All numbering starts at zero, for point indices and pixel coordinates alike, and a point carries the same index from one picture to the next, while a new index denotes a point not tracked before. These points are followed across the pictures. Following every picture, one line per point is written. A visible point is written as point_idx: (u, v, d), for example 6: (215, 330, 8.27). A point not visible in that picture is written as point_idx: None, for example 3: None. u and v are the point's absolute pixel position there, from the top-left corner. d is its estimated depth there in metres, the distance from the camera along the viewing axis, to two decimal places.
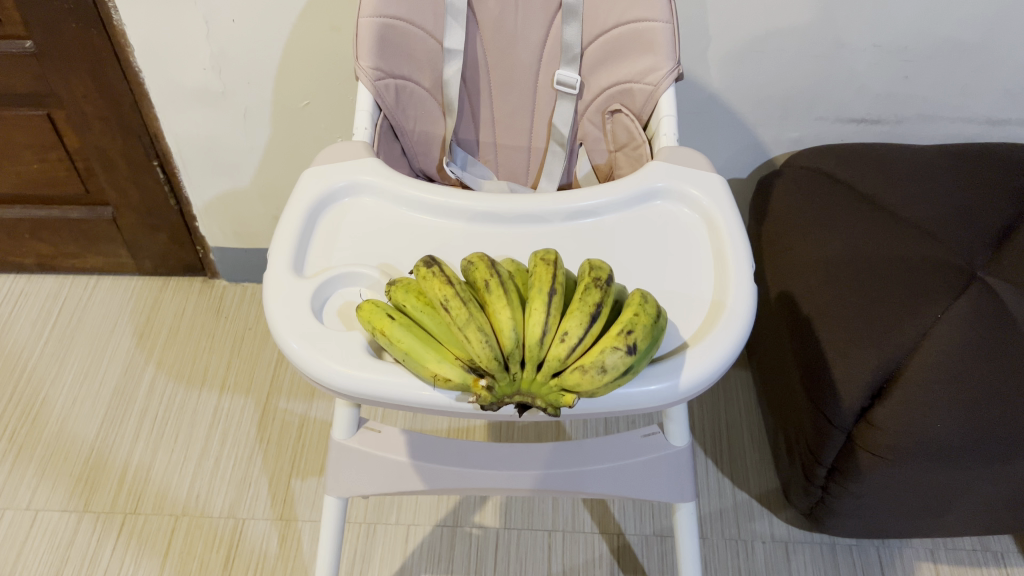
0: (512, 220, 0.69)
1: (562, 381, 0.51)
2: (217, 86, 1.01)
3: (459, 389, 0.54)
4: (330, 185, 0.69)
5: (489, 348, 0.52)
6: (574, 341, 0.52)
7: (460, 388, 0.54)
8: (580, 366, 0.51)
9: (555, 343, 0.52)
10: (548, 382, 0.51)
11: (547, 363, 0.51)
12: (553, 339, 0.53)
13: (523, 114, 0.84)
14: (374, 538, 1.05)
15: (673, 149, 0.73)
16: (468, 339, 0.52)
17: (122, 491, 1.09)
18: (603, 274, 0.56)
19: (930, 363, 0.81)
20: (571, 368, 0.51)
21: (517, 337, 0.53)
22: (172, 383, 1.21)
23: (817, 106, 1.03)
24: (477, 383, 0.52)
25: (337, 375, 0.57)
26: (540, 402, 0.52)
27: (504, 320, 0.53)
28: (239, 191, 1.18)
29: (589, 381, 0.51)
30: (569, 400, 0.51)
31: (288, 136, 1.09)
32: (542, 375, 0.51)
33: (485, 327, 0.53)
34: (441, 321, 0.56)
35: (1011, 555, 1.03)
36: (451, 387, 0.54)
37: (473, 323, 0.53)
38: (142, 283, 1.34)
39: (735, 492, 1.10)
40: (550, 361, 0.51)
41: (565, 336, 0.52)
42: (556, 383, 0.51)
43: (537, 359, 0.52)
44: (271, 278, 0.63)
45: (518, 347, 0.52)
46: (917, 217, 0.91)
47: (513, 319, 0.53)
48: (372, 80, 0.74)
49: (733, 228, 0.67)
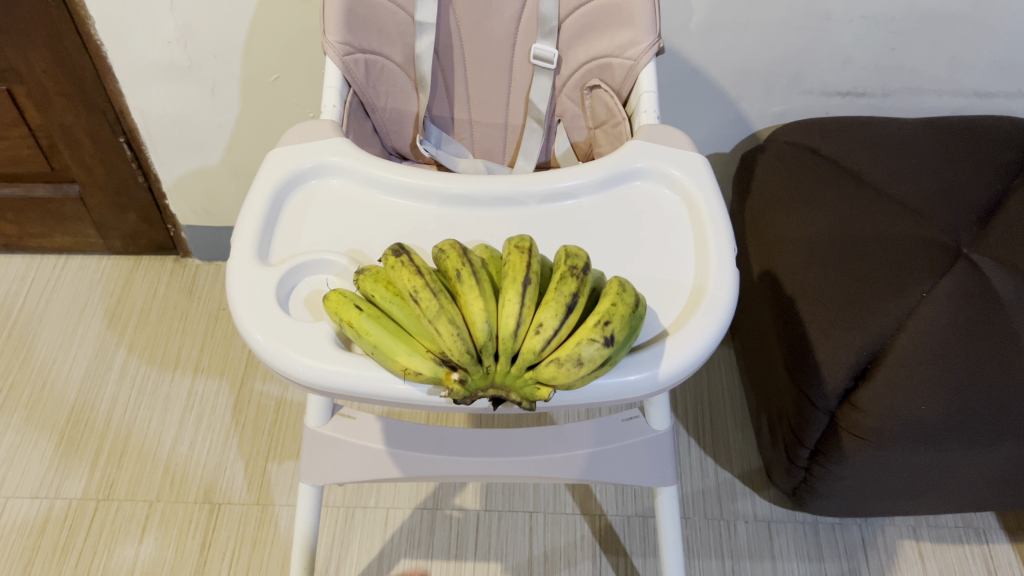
0: (483, 202, 0.66)
1: (536, 375, 0.50)
2: (183, 60, 0.98)
3: (431, 382, 0.52)
4: (296, 167, 0.66)
5: (460, 341, 0.50)
6: (549, 334, 0.50)
7: (431, 381, 0.52)
8: (555, 358, 0.50)
9: (529, 335, 0.50)
10: (523, 374, 0.50)
11: (522, 356, 0.50)
12: (527, 330, 0.51)
13: (499, 90, 0.81)
14: (353, 523, 1.04)
15: (652, 126, 0.70)
16: (439, 332, 0.50)
17: (94, 477, 1.07)
18: (579, 261, 0.54)
19: (914, 345, 0.80)
20: (546, 361, 0.50)
21: (491, 330, 0.51)
22: (144, 366, 1.18)
23: (801, 79, 1.00)
24: (449, 375, 0.50)
25: (304, 369, 0.55)
26: (515, 395, 0.50)
27: (477, 311, 0.51)
28: (209, 169, 1.15)
29: (565, 374, 0.50)
30: (544, 393, 0.50)
31: (258, 110, 1.06)
32: (517, 368, 0.50)
33: (456, 319, 0.51)
34: (412, 313, 0.54)
35: (992, 532, 1.03)
36: (423, 381, 0.52)
37: (444, 316, 0.51)
38: (112, 263, 1.30)
39: (718, 471, 1.08)
40: (525, 354, 0.50)
41: (539, 328, 0.50)
42: (531, 376, 0.50)
43: (511, 351, 0.50)
44: (234, 266, 0.60)
45: (492, 339, 0.50)
46: (902, 194, 0.90)
47: (485, 311, 0.51)
48: (341, 56, 0.71)
49: (714, 211, 0.64)
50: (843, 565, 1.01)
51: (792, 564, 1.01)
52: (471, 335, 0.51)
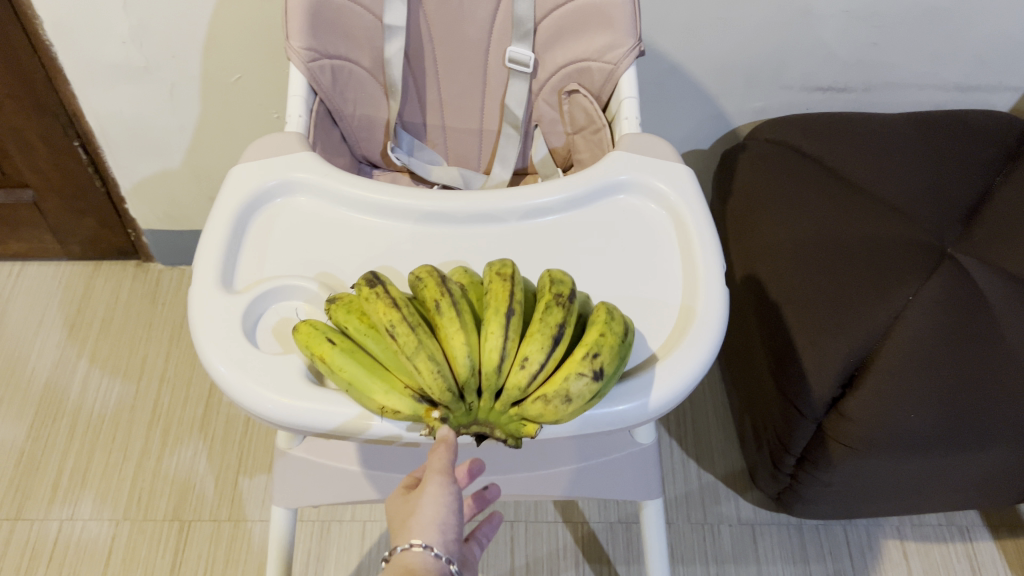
0: (461, 219, 0.63)
1: (522, 412, 0.47)
2: (139, 61, 0.93)
3: (410, 419, 0.49)
4: (261, 184, 0.62)
5: (441, 378, 0.47)
6: (535, 368, 0.47)
7: (411, 418, 0.49)
8: (542, 395, 0.47)
9: (513, 371, 0.47)
10: (508, 412, 0.48)
11: (506, 393, 0.47)
12: (512, 364, 0.48)
13: (473, 94, 0.77)
14: (330, 537, 1.01)
15: (635, 135, 0.67)
16: (418, 369, 0.47)
17: (57, 496, 1.03)
18: (565, 288, 0.51)
19: (902, 349, 0.78)
20: (532, 398, 0.47)
21: (473, 364, 0.47)
22: (107, 377, 1.14)
23: (782, 74, 0.98)
24: (428, 414, 0.48)
25: (270, 406, 0.52)
26: (500, 432, 0.48)
27: (458, 346, 0.48)
28: (170, 172, 1.10)
29: (553, 412, 0.47)
30: (530, 430, 0.47)
31: (220, 112, 1.01)
32: (501, 404, 0.48)
33: (435, 355, 0.48)
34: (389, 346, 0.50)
35: (976, 529, 1.03)
36: (402, 419, 0.49)
37: (423, 353, 0.47)
38: (71, 269, 1.25)
39: (700, 474, 1.07)
40: (510, 390, 0.47)
41: (525, 362, 0.47)
42: (517, 413, 0.48)
43: (495, 387, 0.48)
44: (196, 292, 0.56)
45: (474, 375, 0.47)
46: (886, 194, 0.88)
47: (467, 344, 0.48)
48: (305, 62, 0.67)
49: (702, 227, 0.61)
50: (828, 567, 1.00)
51: (777, 567, 1.00)
52: (451, 370, 0.48)
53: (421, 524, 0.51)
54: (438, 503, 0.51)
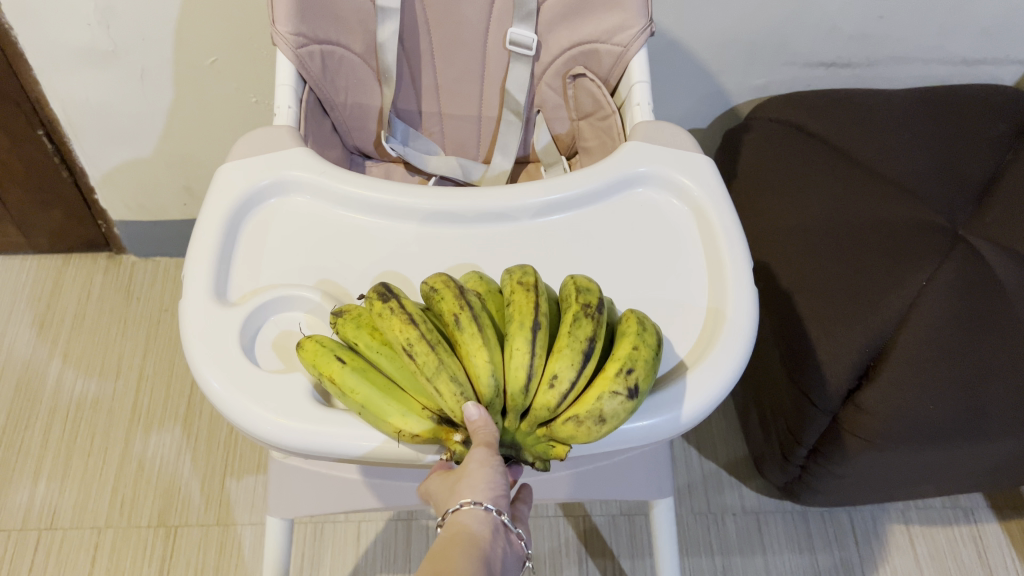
0: (470, 219, 0.59)
1: (551, 433, 0.45)
2: (107, 44, 0.86)
3: (429, 440, 0.46)
4: (252, 184, 0.58)
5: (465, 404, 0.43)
6: (566, 387, 0.43)
7: (430, 440, 0.46)
8: (573, 415, 0.44)
9: (542, 390, 0.44)
10: (536, 432, 0.45)
11: (534, 414, 0.44)
12: (540, 382, 0.44)
13: (471, 79, 0.73)
14: (324, 539, 0.98)
15: (650, 124, 0.64)
16: (439, 392, 0.43)
17: (34, 505, 0.99)
18: (593, 297, 0.48)
19: (919, 339, 0.75)
20: (563, 418, 0.44)
21: (498, 384, 0.43)
22: (83, 377, 1.09)
23: (784, 50, 0.94)
24: (450, 436, 0.45)
25: (268, 427, 0.48)
26: (528, 453, 0.46)
27: (481, 364, 0.43)
28: (142, 160, 1.05)
29: (585, 434, 0.43)
30: (559, 451, 0.44)
31: (194, 96, 0.96)
32: (528, 425, 0.45)
33: (458, 375, 0.43)
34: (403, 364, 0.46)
35: (981, 511, 1.02)
36: (420, 441, 0.46)
37: (444, 373, 0.43)
38: (38, 264, 1.19)
39: (703, 463, 1.05)
40: (538, 412, 0.44)
41: (554, 381, 0.44)
42: (545, 433, 0.45)
43: (523, 407, 0.44)
44: (186, 302, 0.52)
45: (499, 395, 0.43)
46: (896, 173, 0.85)
47: (491, 363, 0.43)
48: (293, 49, 0.62)
49: (727, 222, 0.58)
50: (835, 555, 0.98)
51: (783, 556, 0.98)
52: (474, 391, 0.44)
53: (470, 488, 0.45)
54: (488, 471, 0.44)
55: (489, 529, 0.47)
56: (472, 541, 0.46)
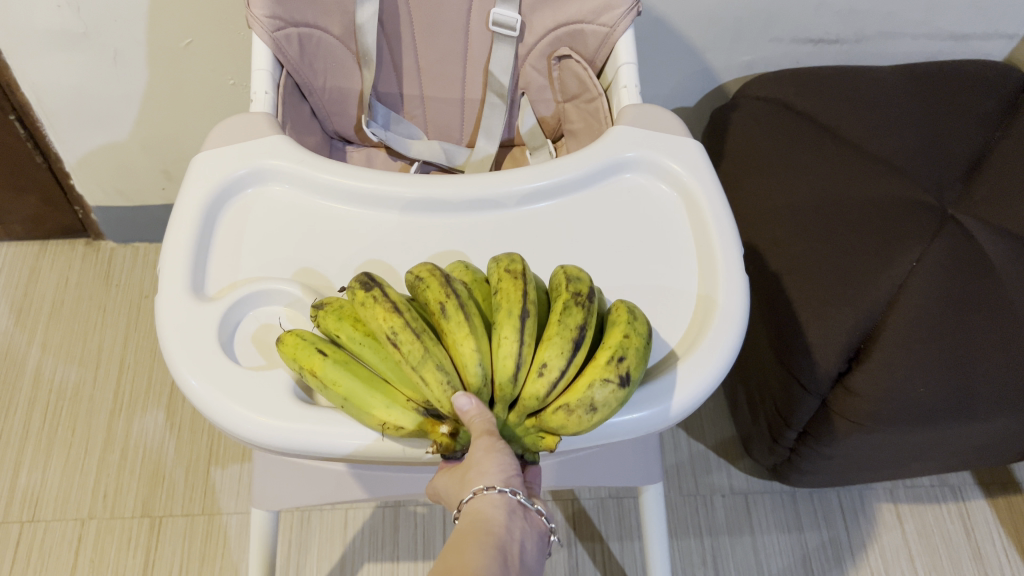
0: (453, 206, 0.57)
1: (541, 423, 0.44)
2: (78, 27, 0.83)
3: (414, 434, 0.45)
4: (229, 174, 0.56)
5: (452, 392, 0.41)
6: (556, 375, 0.42)
7: (415, 433, 0.44)
8: (564, 404, 0.42)
9: (531, 379, 0.42)
10: (525, 422, 0.44)
11: (523, 404, 0.43)
12: (529, 371, 0.43)
13: (453, 61, 0.71)
14: (310, 527, 0.97)
15: (637, 107, 0.62)
16: (425, 381, 0.42)
17: (15, 497, 0.97)
18: (584, 285, 0.47)
19: (909, 319, 0.74)
20: (553, 407, 0.43)
21: (485, 372, 0.42)
22: (63, 365, 1.07)
23: (772, 27, 0.93)
24: (437, 430, 0.43)
25: (248, 425, 0.46)
26: (518, 444, 0.45)
27: (468, 352, 0.42)
28: (117, 144, 1.02)
29: (576, 423, 0.42)
30: (550, 442, 0.44)
31: (169, 79, 0.93)
32: (517, 415, 0.44)
33: (443, 363, 0.42)
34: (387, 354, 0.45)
35: (968, 488, 1.02)
36: (405, 434, 0.44)
37: (430, 361, 0.42)
38: (14, 251, 1.17)
39: (691, 443, 1.04)
40: (527, 401, 0.42)
41: (543, 370, 0.42)
42: (535, 423, 0.44)
43: (511, 397, 0.43)
44: (162, 297, 0.51)
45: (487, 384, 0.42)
46: (884, 151, 0.84)
47: (477, 351, 0.42)
48: (270, 31, 0.60)
49: (716, 208, 0.57)
50: (823, 534, 0.99)
51: (771, 536, 0.98)
52: (461, 380, 0.43)
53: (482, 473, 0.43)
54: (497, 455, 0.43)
55: (507, 512, 0.45)
56: (488, 526, 0.45)
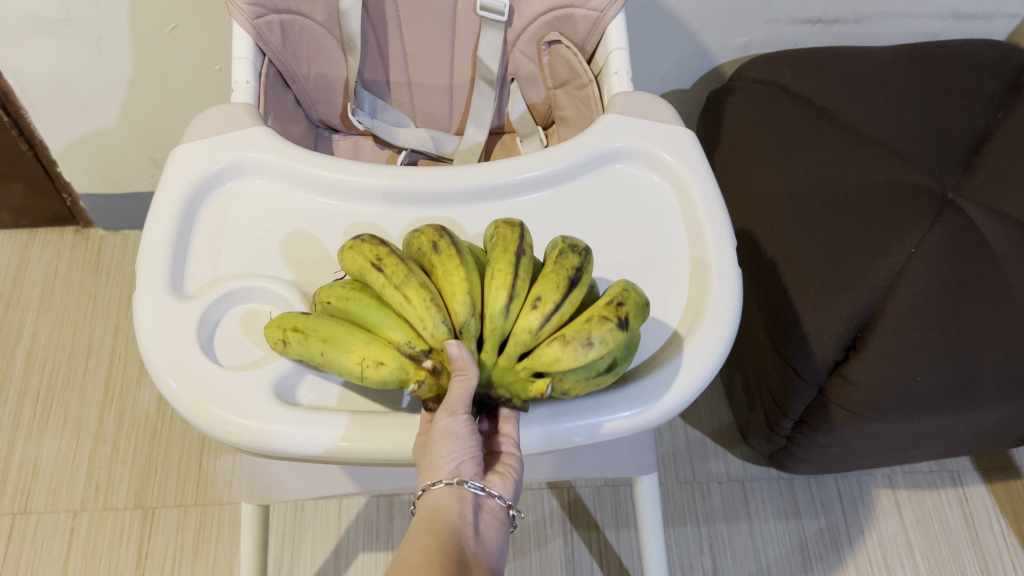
0: (439, 198, 0.56)
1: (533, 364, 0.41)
2: (60, 12, 0.81)
3: (396, 382, 0.42)
4: (208, 167, 0.55)
5: (434, 309, 0.41)
6: (549, 309, 0.41)
7: (397, 380, 0.42)
8: (559, 338, 0.40)
9: (524, 312, 0.41)
10: (515, 366, 0.41)
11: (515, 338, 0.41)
12: (522, 307, 0.42)
13: (441, 46, 0.69)
14: (304, 518, 0.96)
15: (628, 95, 0.60)
16: (407, 298, 0.42)
17: (7, 490, 0.97)
18: (581, 244, 0.46)
19: (906, 306, 0.73)
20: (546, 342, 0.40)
21: (473, 305, 0.42)
22: (53, 354, 1.06)
23: (769, 7, 0.91)
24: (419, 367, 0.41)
25: (231, 427, 0.45)
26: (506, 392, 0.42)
27: (455, 277, 0.42)
28: (103, 132, 1.01)
29: (571, 358, 0.39)
30: (539, 385, 0.40)
31: (154, 65, 0.91)
32: (508, 356, 0.41)
33: (426, 286, 0.42)
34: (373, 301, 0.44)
35: (967, 474, 1.01)
36: (387, 381, 0.42)
37: (412, 281, 0.42)
38: (2, 240, 1.15)
39: (688, 431, 1.03)
40: (519, 334, 0.41)
41: (537, 302, 0.41)
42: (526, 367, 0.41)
43: (501, 333, 0.41)
44: (141, 299, 0.49)
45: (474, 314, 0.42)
46: (882, 133, 0.82)
47: (464, 278, 0.42)
48: (251, 19, 0.59)
49: (709, 200, 0.55)
50: (820, 521, 0.98)
51: (768, 523, 0.98)
52: (448, 310, 0.42)
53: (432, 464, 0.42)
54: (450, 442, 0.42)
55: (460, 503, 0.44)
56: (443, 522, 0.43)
